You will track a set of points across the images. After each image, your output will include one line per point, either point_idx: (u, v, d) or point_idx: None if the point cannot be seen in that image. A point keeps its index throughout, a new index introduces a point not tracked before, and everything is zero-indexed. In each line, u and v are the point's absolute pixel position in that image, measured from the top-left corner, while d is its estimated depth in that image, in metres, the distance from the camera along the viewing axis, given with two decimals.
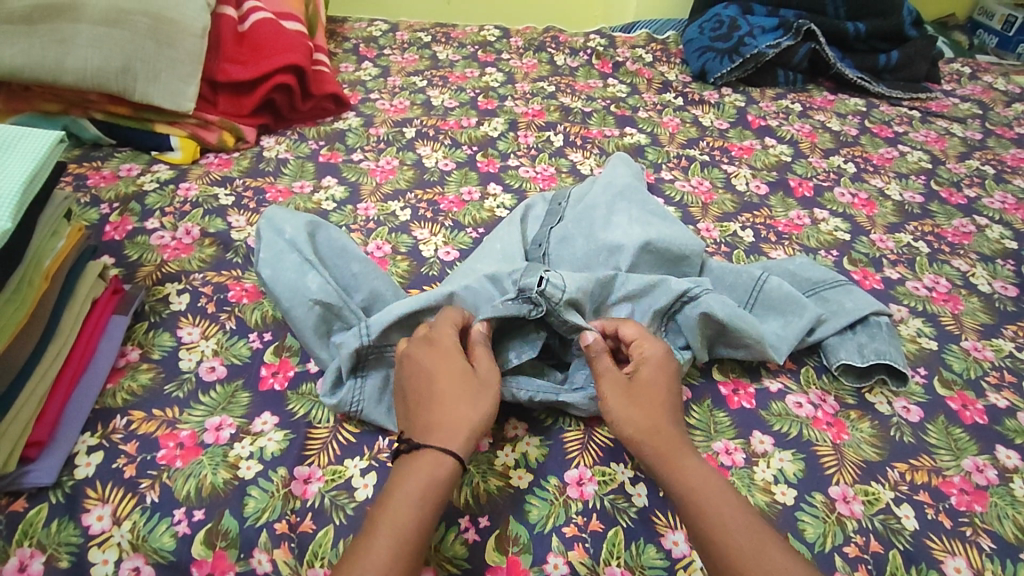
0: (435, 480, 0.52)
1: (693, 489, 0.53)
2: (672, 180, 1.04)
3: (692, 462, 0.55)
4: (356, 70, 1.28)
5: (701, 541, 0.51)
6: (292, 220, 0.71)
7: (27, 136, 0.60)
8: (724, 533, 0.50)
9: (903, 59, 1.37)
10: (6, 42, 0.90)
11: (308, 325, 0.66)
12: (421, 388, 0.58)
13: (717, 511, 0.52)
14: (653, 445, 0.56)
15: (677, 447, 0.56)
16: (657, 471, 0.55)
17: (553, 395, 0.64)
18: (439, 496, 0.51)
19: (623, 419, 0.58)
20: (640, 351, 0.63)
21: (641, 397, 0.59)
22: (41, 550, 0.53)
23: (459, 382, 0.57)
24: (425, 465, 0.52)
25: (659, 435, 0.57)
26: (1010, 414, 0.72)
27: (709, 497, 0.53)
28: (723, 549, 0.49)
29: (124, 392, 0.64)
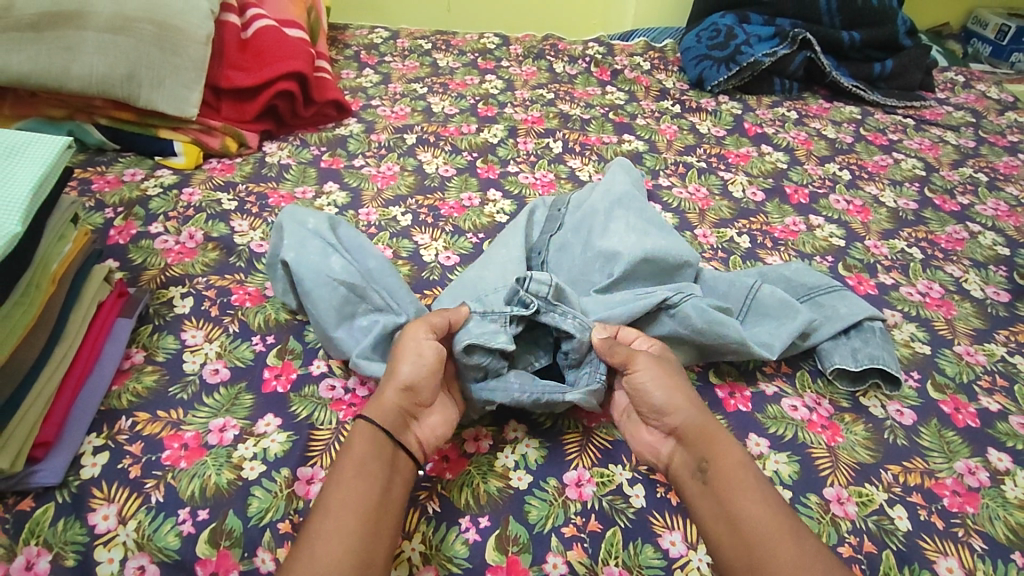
0: (352, 459, 0.55)
1: (730, 467, 0.57)
2: (670, 187, 1.05)
3: (729, 447, 0.59)
4: (357, 77, 1.29)
5: (731, 514, 0.55)
6: (314, 214, 0.74)
7: (36, 142, 0.61)
8: (754, 517, 0.54)
9: (897, 68, 1.39)
10: (14, 49, 0.92)
11: (331, 304, 0.68)
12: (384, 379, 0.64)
13: (752, 488, 0.56)
14: (698, 419, 0.60)
15: (717, 431, 0.60)
16: (696, 443, 0.59)
17: (559, 395, 0.64)
18: (354, 465, 0.55)
19: (668, 389, 0.61)
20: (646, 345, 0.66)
21: (678, 378, 0.63)
22: (47, 549, 0.54)
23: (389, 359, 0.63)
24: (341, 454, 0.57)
25: (700, 412, 0.61)
26: (1002, 418, 0.73)
27: (743, 475, 0.57)
28: (754, 521, 0.54)
29: (130, 393, 0.65)
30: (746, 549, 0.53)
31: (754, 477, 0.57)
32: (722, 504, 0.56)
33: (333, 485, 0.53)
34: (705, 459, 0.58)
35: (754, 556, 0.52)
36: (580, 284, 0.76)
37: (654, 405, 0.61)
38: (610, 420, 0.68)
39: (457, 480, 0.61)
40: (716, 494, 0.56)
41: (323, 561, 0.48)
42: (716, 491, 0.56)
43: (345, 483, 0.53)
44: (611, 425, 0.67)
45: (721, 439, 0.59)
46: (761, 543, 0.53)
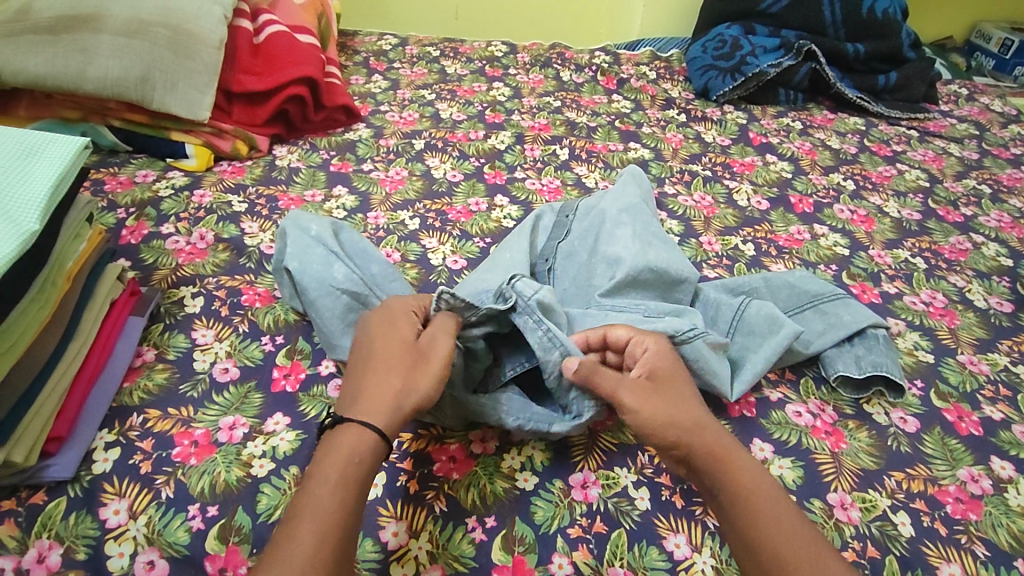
0: (351, 469, 0.51)
1: (746, 494, 0.55)
2: (675, 195, 1.06)
3: (743, 465, 0.57)
4: (366, 83, 1.31)
5: (755, 547, 0.52)
6: (317, 220, 0.75)
7: (56, 141, 0.62)
8: (782, 539, 0.52)
9: (901, 80, 1.40)
10: (33, 51, 0.94)
11: (334, 313, 0.69)
12: (363, 359, 0.59)
13: (772, 516, 0.53)
14: (704, 445, 0.57)
15: (726, 450, 0.57)
16: (712, 467, 0.56)
17: (544, 425, 0.63)
18: (355, 473, 0.51)
19: (663, 420, 0.57)
20: (639, 351, 0.62)
21: (673, 399, 0.59)
22: (59, 542, 0.54)
23: (393, 358, 0.58)
24: (328, 452, 0.52)
25: (707, 435, 0.58)
26: (1005, 426, 0.74)
27: (762, 499, 0.54)
28: (778, 552, 0.51)
29: (141, 391, 0.66)
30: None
31: (772, 502, 0.54)
32: (742, 536, 0.53)
33: (327, 490, 0.49)
34: (717, 488, 0.56)
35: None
36: (583, 288, 0.76)
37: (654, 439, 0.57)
38: (616, 423, 0.68)
39: (464, 480, 0.62)
40: (736, 524, 0.54)
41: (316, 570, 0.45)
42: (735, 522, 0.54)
43: (342, 491, 0.50)
44: (617, 428, 0.68)
45: (733, 463, 0.57)
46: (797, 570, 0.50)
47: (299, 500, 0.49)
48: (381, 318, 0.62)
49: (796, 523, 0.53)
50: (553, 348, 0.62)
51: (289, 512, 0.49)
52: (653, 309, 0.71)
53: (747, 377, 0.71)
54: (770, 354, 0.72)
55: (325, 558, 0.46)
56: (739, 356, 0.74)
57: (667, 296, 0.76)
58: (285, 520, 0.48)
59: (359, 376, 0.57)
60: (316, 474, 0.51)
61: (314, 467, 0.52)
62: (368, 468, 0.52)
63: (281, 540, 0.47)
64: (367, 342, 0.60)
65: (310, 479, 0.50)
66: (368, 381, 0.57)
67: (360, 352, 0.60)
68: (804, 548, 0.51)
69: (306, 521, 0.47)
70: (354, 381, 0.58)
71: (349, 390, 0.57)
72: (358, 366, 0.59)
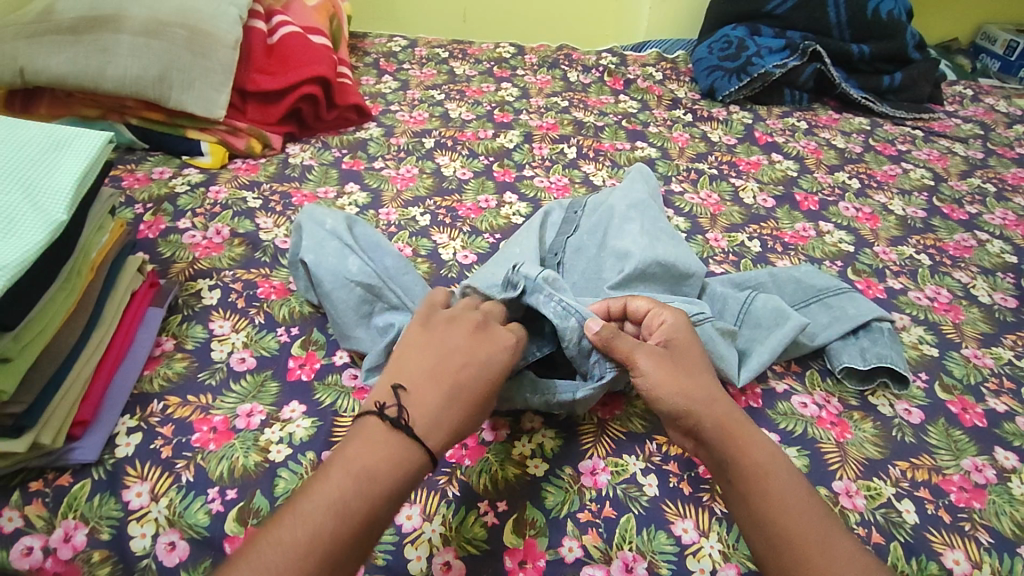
0: (380, 473, 0.50)
1: (757, 470, 0.56)
2: (682, 193, 1.07)
3: (753, 440, 0.58)
4: (376, 83, 1.33)
5: (762, 522, 0.53)
6: (331, 214, 0.76)
7: (82, 135, 0.64)
8: (792, 518, 0.53)
9: (906, 81, 1.41)
10: (56, 51, 0.97)
11: (349, 305, 0.70)
12: (469, 386, 0.56)
13: (783, 496, 0.54)
14: (715, 420, 0.58)
15: (735, 425, 0.58)
16: (720, 442, 0.57)
17: (570, 394, 0.64)
18: (381, 476, 0.50)
19: (674, 390, 0.59)
20: (658, 324, 0.64)
21: (684, 371, 0.60)
22: (84, 523, 0.56)
23: (485, 392, 0.57)
24: (396, 459, 0.51)
25: (718, 409, 0.58)
26: (1009, 418, 0.75)
27: (773, 477, 0.55)
28: (786, 528, 0.52)
29: (161, 378, 0.68)
30: (780, 559, 0.51)
31: (782, 478, 0.55)
32: (750, 510, 0.54)
33: (387, 505, 0.49)
34: (727, 463, 0.56)
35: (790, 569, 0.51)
36: (592, 281, 0.77)
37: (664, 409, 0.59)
38: (624, 412, 0.70)
39: (476, 466, 0.63)
40: (745, 499, 0.55)
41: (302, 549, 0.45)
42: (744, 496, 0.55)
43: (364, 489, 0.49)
44: (626, 417, 0.69)
45: (744, 439, 0.57)
46: (805, 551, 0.51)
47: (355, 496, 0.48)
48: (494, 346, 0.59)
49: (806, 502, 0.54)
50: (570, 315, 0.64)
51: (342, 501, 0.48)
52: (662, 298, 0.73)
53: (754, 366, 0.72)
54: (775, 346, 0.73)
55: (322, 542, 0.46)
56: (745, 347, 0.75)
57: (675, 290, 0.78)
58: (335, 508, 0.47)
59: (453, 390, 0.55)
60: (381, 477, 0.50)
61: (379, 464, 0.50)
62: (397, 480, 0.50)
63: (327, 532, 0.46)
64: (483, 364, 0.58)
65: (375, 482, 0.49)
66: (459, 406, 0.55)
67: (467, 371, 0.57)
68: (815, 529, 0.52)
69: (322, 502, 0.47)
70: (448, 383, 0.56)
71: (437, 394, 0.55)
72: (459, 384, 0.56)
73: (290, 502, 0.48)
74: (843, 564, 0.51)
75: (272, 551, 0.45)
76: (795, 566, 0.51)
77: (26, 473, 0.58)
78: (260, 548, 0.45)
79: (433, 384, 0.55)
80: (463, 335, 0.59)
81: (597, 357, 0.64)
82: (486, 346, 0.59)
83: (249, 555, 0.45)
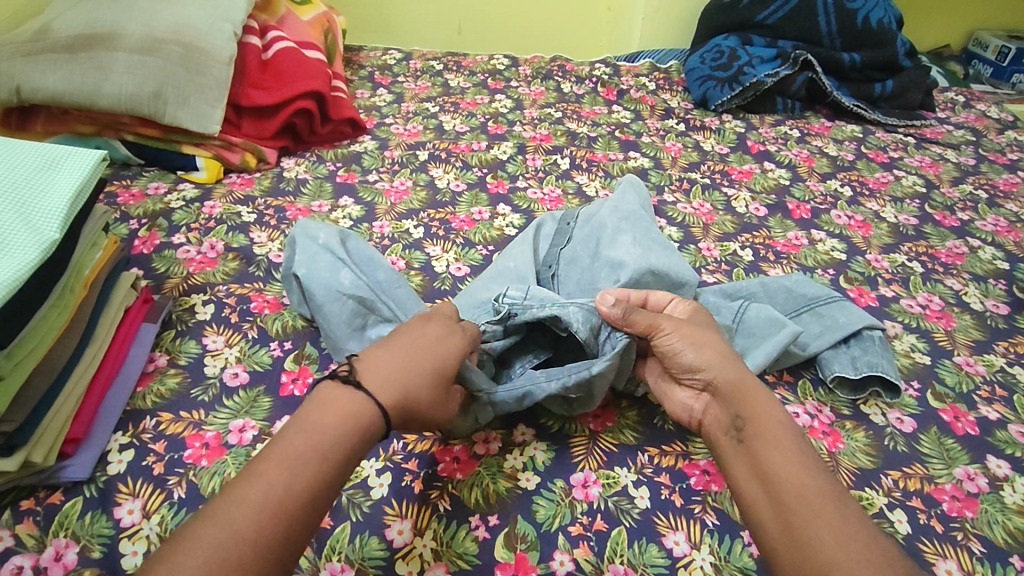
0: (331, 433, 0.50)
1: (767, 424, 0.57)
2: (675, 203, 1.08)
3: (768, 404, 0.59)
4: (371, 96, 1.34)
5: (763, 471, 0.54)
6: (325, 228, 0.77)
7: (73, 155, 0.65)
8: (797, 471, 0.53)
9: (898, 88, 1.42)
10: (53, 69, 0.98)
11: (342, 318, 0.70)
12: (416, 351, 0.57)
13: (791, 451, 0.55)
14: (731, 377, 0.61)
15: (752, 389, 0.60)
16: (734, 399, 0.59)
17: (587, 370, 0.64)
18: (332, 437, 0.50)
19: (694, 346, 0.62)
20: (681, 307, 0.69)
21: (707, 337, 0.64)
22: (75, 541, 0.56)
23: (431, 360, 0.57)
24: (355, 430, 0.51)
25: (735, 370, 0.61)
26: (1001, 426, 0.75)
27: (782, 436, 0.56)
28: (788, 477, 0.53)
29: (154, 395, 0.68)
30: (777, 505, 0.52)
31: (794, 441, 0.56)
32: (753, 460, 0.55)
33: (340, 461, 0.49)
34: (739, 416, 0.58)
35: (787, 510, 0.51)
36: (586, 291, 0.78)
37: (684, 363, 0.62)
38: (616, 423, 0.70)
39: (467, 480, 0.63)
40: (749, 450, 0.56)
41: (253, 502, 0.45)
42: (749, 448, 0.56)
43: (314, 448, 0.49)
44: (618, 429, 0.69)
45: (758, 397, 0.59)
46: (803, 500, 0.51)
47: (326, 457, 0.49)
48: (442, 325, 0.61)
49: (813, 462, 0.54)
50: (568, 306, 0.67)
51: (296, 458, 0.48)
52: None
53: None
54: (768, 354, 0.73)
55: (276, 497, 0.46)
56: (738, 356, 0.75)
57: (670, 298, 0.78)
58: (289, 464, 0.47)
59: (400, 356, 0.56)
60: (332, 434, 0.50)
61: (331, 424, 0.51)
62: (344, 441, 0.50)
63: (288, 494, 0.46)
64: (432, 337, 0.59)
65: (326, 437, 0.50)
66: (407, 370, 0.55)
67: (416, 344, 0.57)
68: (819, 484, 0.52)
69: (275, 460, 0.47)
70: (396, 352, 0.56)
71: (387, 358, 0.55)
72: (409, 352, 0.56)
73: (256, 465, 0.47)
74: (846, 519, 0.50)
75: (245, 514, 0.44)
76: (790, 510, 0.51)
77: (19, 491, 0.59)
78: (231, 512, 0.44)
79: (382, 356, 0.56)
80: (412, 322, 0.61)
81: (605, 334, 0.66)
82: (435, 325, 0.60)
83: (206, 514, 0.44)
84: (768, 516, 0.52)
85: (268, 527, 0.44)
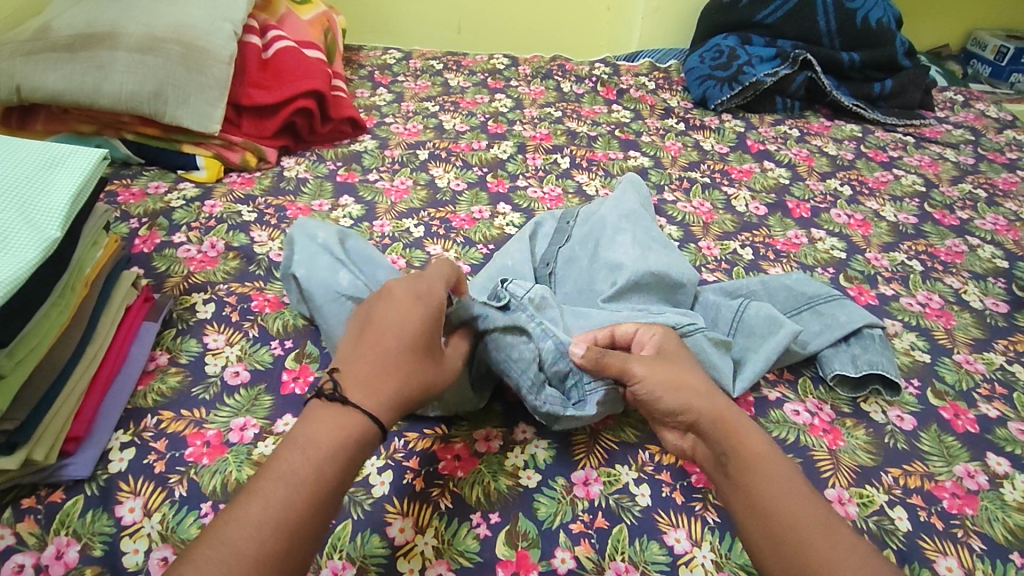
0: (323, 442, 0.50)
1: (754, 457, 0.55)
2: (674, 202, 1.08)
3: (749, 432, 0.57)
4: (371, 96, 1.34)
5: (755, 508, 0.53)
6: (324, 227, 0.76)
7: (74, 153, 0.65)
8: (786, 502, 0.52)
9: (897, 87, 1.42)
10: (52, 68, 0.98)
11: (342, 319, 0.70)
12: (394, 349, 0.55)
13: (779, 482, 0.54)
14: (714, 413, 0.57)
15: (732, 418, 0.58)
16: (714, 435, 0.57)
17: (562, 408, 0.64)
18: (327, 447, 0.49)
19: (671, 389, 0.58)
20: (648, 336, 0.65)
21: (681, 371, 0.60)
22: (76, 539, 0.56)
23: (410, 354, 0.56)
24: (345, 432, 0.50)
25: (714, 402, 0.58)
26: (1001, 424, 0.75)
27: (769, 467, 0.55)
28: (782, 514, 0.52)
29: (155, 393, 0.68)
30: (775, 546, 0.51)
31: (780, 469, 0.55)
32: (745, 497, 0.54)
33: (336, 468, 0.49)
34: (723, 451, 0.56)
35: (785, 547, 0.50)
36: (584, 292, 0.78)
37: (663, 407, 0.59)
38: (617, 421, 0.70)
39: (468, 478, 0.63)
40: (739, 486, 0.54)
41: (251, 520, 0.45)
42: (740, 487, 0.54)
43: (307, 458, 0.48)
44: (618, 427, 0.69)
45: (739, 430, 0.57)
46: (799, 536, 0.50)
47: (322, 464, 0.48)
48: (409, 303, 0.58)
49: (801, 489, 0.54)
50: (547, 335, 0.65)
51: (290, 472, 0.48)
52: (656, 307, 0.74)
53: (748, 375, 0.73)
54: (769, 354, 0.73)
55: (273, 512, 0.45)
56: (738, 356, 0.75)
57: (670, 298, 0.78)
58: (284, 478, 0.47)
59: (378, 359, 0.55)
60: (324, 442, 0.50)
61: (323, 435, 0.50)
62: (336, 447, 0.50)
63: (285, 508, 0.46)
64: (403, 324, 0.56)
65: (319, 447, 0.49)
66: (386, 372, 0.54)
67: (385, 334, 0.56)
68: (811, 515, 0.52)
69: (269, 477, 0.47)
70: (371, 356, 0.55)
71: (365, 368, 0.54)
72: (386, 353, 0.55)
73: (250, 484, 0.47)
74: (841, 551, 0.50)
75: (245, 534, 0.44)
76: (789, 549, 0.50)
77: (19, 490, 0.59)
78: (227, 534, 0.44)
79: (357, 354, 0.55)
80: (380, 307, 0.58)
81: (573, 380, 0.66)
82: (402, 309, 0.57)
83: (208, 536, 0.44)
84: (768, 557, 0.51)
85: (268, 543, 0.44)
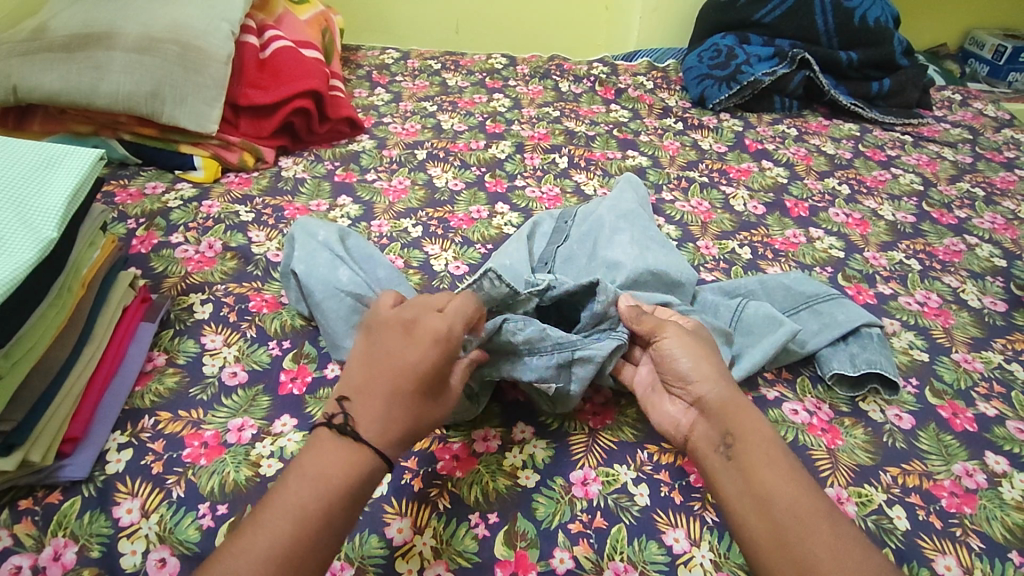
0: (332, 476, 0.50)
1: (759, 442, 0.56)
2: (672, 201, 1.08)
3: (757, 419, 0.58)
4: (369, 95, 1.34)
5: (754, 490, 0.53)
6: (325, 226, 0.77)
7: (73, 154, 0.65)
8: (788, 489, 0.53)
9: (896, 86, 1.42)
10: (49, 69, 0.98)
11: (341, 315, 0.69)
12: (400, 388, 0.54)
13: (783, 470, 0.54)
14: (724, 396, 0.60)
15: (741, 404, 0.59)
16: (721, 415, 0.58)
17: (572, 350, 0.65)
18: (337, 483, 0.50)
19: (689, 361, 0.62)
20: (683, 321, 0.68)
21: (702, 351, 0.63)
22: (74, 541, 0.56)
23: (413, 393, 0.55)
24: (356, 469, 0.51)
25: (726, 387, 0.60)
26: (999, 422, 0.75)
27: (773, 454, 0.55)
28: (782, 500, 0.52)
29: (152, 394, 0.68)
30: (773, 529, 0.51)
31: (784, 459, 0.55)
32: (745, 479, 0.54)
33: (344, 503, 0.49)
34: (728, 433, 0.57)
35: (782, 531, 0.51)
36: None
37: (679, 373, 0.62)
38: (616, 421, 0.70)
39: (467, 478, 0.63)
40: (742, 468, 0.55)
41: (257, 556, 0.45)
42: (741, 467, 0.55)
43: (316, 493, 0.49)
44: (617, 426, 0.69)
45: (747, 415, 0.58)
46: (798, 523, 0.50)
47: (331, 500, 0.49)
48: (422, 336, 0.56)
49: (804, 480, 0.54)
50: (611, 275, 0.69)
51: (299, 506, 0.48)
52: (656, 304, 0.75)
53: (746, 366, 0.73)
54: (768, 349, 0.73)
55: (280, 547, 0.46)
56: (737, 351, 0.75)
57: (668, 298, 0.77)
58: (293, 513, 0.48)
59: (383, 398, 0.54)
60: (334, 476, 0.50)
61: (332, 470, 0.51)
62: (344, 482, 0.50)
63: (293, 544, 0.46)
64: (413, 359, 0.55)
65: (328, 482, 0.50)
66: (390, 413, 0.54)
67: (393, 369, 0.55)
68: (813, 505, 0.51)
69: (277, 510, 0.48)
70: (378, 395, 0.54)
71: (369, 405, 0.54)
72: (392, 392, 0.54)
73: (266, 515, 0.48)
74: (838, 542, 0.49)
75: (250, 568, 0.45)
76: (789, 531, 0.50)
77: (17, 491, 0.59)
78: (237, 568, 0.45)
79: (365, 386, 0.55)
80: (391, 338, 0.57)
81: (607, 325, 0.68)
82: (412, 343, 0.56)
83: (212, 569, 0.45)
84: (763, 539, 0.51)
85: None
